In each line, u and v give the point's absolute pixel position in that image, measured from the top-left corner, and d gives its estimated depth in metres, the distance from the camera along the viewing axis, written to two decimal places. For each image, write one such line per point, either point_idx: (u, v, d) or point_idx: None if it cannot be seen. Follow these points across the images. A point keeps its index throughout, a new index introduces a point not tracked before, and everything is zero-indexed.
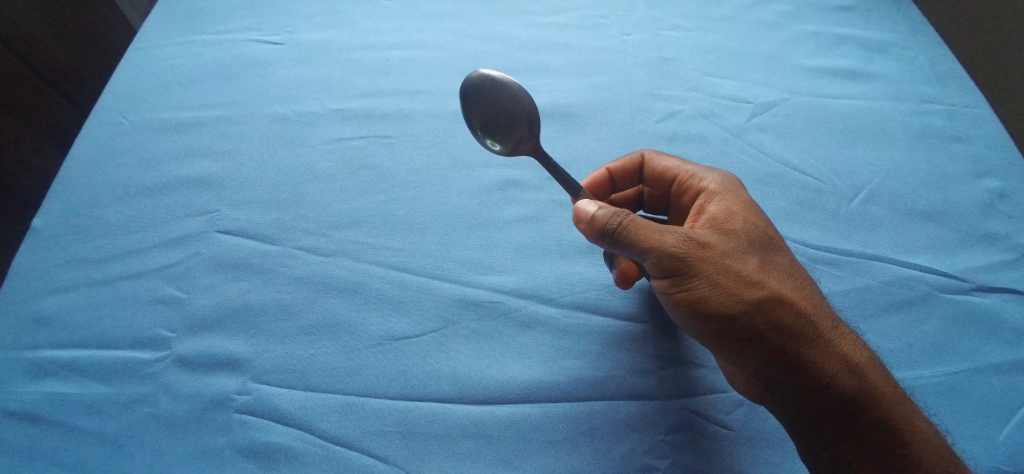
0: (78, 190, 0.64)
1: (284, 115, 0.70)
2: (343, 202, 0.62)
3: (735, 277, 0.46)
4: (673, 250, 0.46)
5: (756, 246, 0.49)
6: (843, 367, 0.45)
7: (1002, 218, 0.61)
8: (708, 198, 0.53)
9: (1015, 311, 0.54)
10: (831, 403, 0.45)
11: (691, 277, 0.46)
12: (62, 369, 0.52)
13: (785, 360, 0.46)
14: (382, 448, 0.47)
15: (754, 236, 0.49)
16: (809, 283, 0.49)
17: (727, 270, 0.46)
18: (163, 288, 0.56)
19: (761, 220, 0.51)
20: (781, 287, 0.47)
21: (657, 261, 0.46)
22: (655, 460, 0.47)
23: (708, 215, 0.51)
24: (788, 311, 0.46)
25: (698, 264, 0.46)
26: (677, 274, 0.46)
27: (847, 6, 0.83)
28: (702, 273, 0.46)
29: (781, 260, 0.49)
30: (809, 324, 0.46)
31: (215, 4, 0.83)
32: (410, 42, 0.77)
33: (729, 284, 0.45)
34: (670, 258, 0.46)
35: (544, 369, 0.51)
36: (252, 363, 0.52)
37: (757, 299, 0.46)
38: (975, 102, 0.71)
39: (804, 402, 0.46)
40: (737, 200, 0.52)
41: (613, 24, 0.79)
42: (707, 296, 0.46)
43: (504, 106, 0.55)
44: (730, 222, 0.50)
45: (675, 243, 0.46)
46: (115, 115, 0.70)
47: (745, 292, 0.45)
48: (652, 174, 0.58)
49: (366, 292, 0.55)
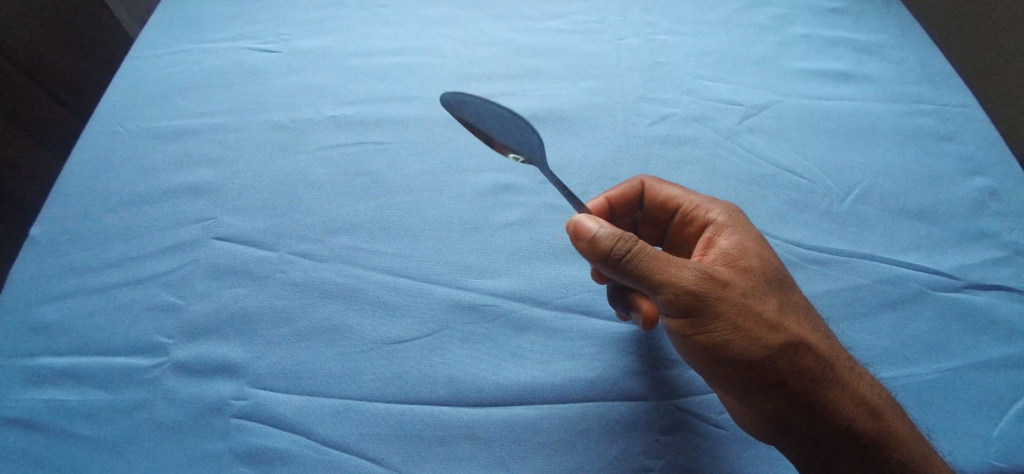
0: (76, 198, 0.64)
1: (281, 122, 0.70)
2: (339, 208, 0.62)
3: (749, 317, 0.46)
4: (688, 289, 0.45)
5: (772, 286, 0.48)
6: (859, 408, 0.45)
7: (993, 216, 0.61)
8: (717, 232, 0.53)
9: (1007, 308, 0.55)
10: (838, 445, 0.46)
11: (705, 314, 0.46)
12: (60, 376, 0.52)
13: (792, 401, 0.46)
14: (379, 451, 0.48)
15: (768, 272, 0.49)
16: (822, 324, 0.49)
17: (743, 310, 0.46)
18: (162, 294, 0.57)
19: (774, 257, 0.51)
20: (796, 328, 0.47)
21: (671, 294, 0.45)
22: (650, 461, 0.48)
23: (720, 250, 0.51)
24: (805, 353, 0.46)
25: (714, 304, 0.46)
26: (691, 310, 0.46)
27: (837, 8, 0.83)
28: (717, 311, 0.46)
29: (796, 299, 0.49)
30: (824, 367, 0.46)
31: (212, 13, 0.84)
32: (407, 48, 0.78)
33: (743, 323, 0.45)
34: (686, 294, 0.45)
35: (540, 372, 0.51)
36: (249, 368, 0.52)
37: (768, 340, 0.46)
38: (965, 102, 0.71)
39: (809, 443, 0.46)
40: (747, 236, 0.52)
41: (606, 29, 0.80)
42: (718, 333, 0.46)
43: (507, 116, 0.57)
44: (746, 259, 0.50)
45: (693, 280, 0.46)
46: (113, 123, 0.71)
47: (758, 332, 0.46)
48: (653, 200, 0.58)
49: (361, 297, 0.56)
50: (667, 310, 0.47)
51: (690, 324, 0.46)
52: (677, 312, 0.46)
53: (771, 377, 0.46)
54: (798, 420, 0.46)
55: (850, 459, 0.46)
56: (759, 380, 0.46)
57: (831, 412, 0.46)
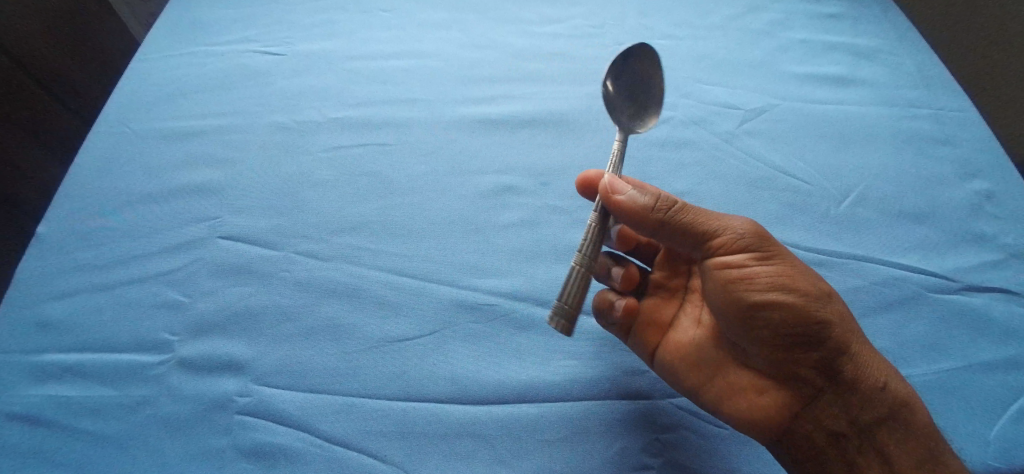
0: (81, 198, 0.65)
1: (284, 123, 0.71)
2: (342, 208, 0.63)
3: (801, 263, 0.48)
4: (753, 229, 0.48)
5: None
6: (891, 368, 0.47)
7: (990, 218, 0.62)
8: None
9: (1004, 310, 0.55)
10: (871, 403, 0.46)
11: (767, 251, 0.47)
12: (65, 372, 0.53)
13: (840, 350, 0.46)
14: (382, 448, 0.48)
15: None
16: None
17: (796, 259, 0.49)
18: (166, 292, 0.57)
19: None
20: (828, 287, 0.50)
21: (734, 231, 0.47)
22: (649, 458, 0.48)
23: None
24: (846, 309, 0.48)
25: (776, 247, 0.48)
26: (754, 245, 0.47)
27: (835, 14, 0.85)
28: (777, 251, 0.48)
29: None
30: (856, 324, 0.49)
31: (216, 16, 0.85)
32: (409, 52, 0.79)
33: (798, 266, 0.48)
34: (749, 232, 0.47)
35: (540, 371, 0.52)
36: (253, 366, 0.52)
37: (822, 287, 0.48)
38: (962, 106, 0.72)
39: (833, 402, 0.47)
40: None
41: (606, 33, 0.81)
42: (779, 272, 0.47)
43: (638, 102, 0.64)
44: None
45: (753, 222, 0.48)
46: (118, 124, 0.72)
47: (811, 275, 0.48)
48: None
49: (365, 296, 0.56)
50: (728, 249, 0.47)
51: (753, 260, 0.47)
52: (739, 249, 0.47)
53: (826, 320, 0.46)
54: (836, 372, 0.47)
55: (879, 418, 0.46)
56: (815, 324, 0.46)
57: (871, 365, 0.46)
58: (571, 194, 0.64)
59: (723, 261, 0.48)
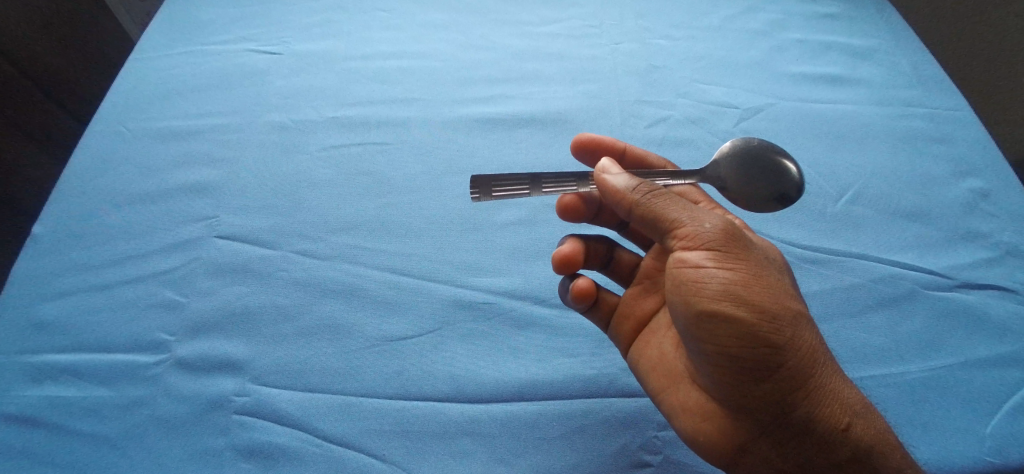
0: (77, 198, 0.64)
1: (282, 122, 0.71)
2: (341, 208, 0.63)
3: (771, 276, 0.45)
4: (720, 229, 0.45)
5: (779, 266, 0.50)
6: (864, 406, 0.44)
7: (984, 216, 0.62)
8: None
9: (999, 306, 0.56)
10: (825, 444, 0.43)
11: (733, 255, 0.44)
12: (62, 372, 0.52)
13: (796, 381, 0.43)
14: (380, 447, 0.48)
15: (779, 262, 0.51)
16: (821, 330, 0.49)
17: (766, 270, 0.45)
18: (163, 292, 0.57)
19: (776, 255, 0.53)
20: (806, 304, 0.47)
21: (702, 226, 0.45)
22: (648, 456, 0.48)
23: None
24: (818, 335, 0.45)
25: (742, 252, 0.45)
26: (722, 246, 0.44)
27: (831, 14, 0.85)
28: (743, 257, 0.45)
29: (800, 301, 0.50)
30: (829, 351, 0.46)
31: (214, 15, 0.85)
32: (408, 52, 0.79)
33: (767, 278, 0.45)
34: (718, 230, 0.45)
35: (539, 369, 0.52)
36: (251, 365, 0.52)
37: (788, 305, 0.44)
38: (957, 105, 0.73)
39: (786, 441, 0.44)
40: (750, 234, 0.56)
41: (605, 33, 0.81)
42: (740, 282, 0.43)
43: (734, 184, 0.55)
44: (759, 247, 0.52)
45: (721, 221, 0.46)
46: (116, 124, 0.71)
47: (780, 291, 0.45)
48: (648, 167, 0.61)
49: (363, 295, 0.56)
50: (689, 246, 0.45)
51: (712, 263, 0.44)
52: (701, 249, 0.44)
53: (784, 341, 0.43)
54: (789, 407, 0.43)
55: (835, 462, 0.43)
56: (767, 346, 0.42)
57: (832, 405, 0.43)
58: None
59: (682, 260, 0.45)
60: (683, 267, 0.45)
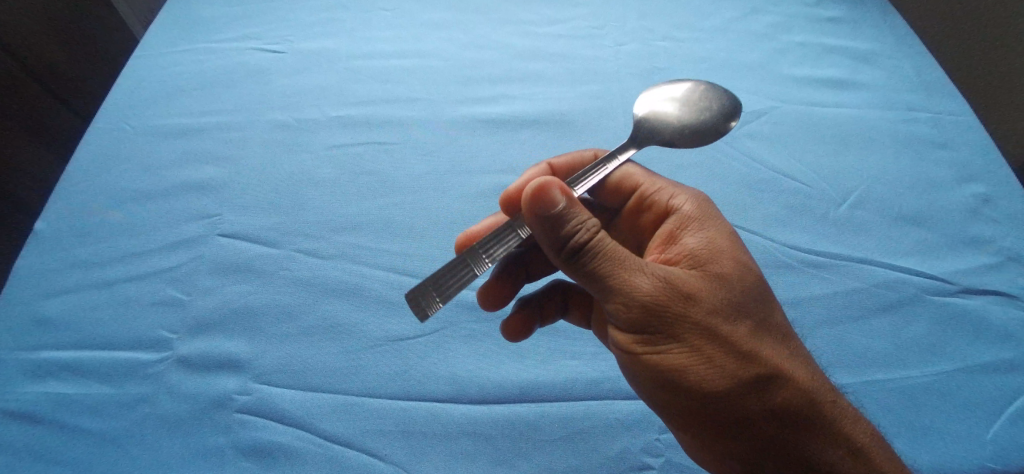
0: (79, 195, 0.64)
1: (284, 121, 0.71)
2: (343, 207, 0.63)
3: (709, 342, 0.41)
4: (648, 301, 0.41)
5: (739, 307, 0.43)
6: (848, 456, 0.41)
7: (987, 221, 0.62)
8: (681, 226, 0.49)
9: (1001, 312, 0.56)
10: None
11: (659, 332, 0.41)
12: (63, 370, 0.52)
13: (756, 450, 0.42)
14: (382, 447, 0.48)
15: (739, 286, 0.44)
16: (803, 356, 0.44)
17: (707, 331, 0.41)
18: (165, 290, 0.57)
19: (743, 268, 0.45)
20: (767, 354, 0.42)
21: (625, 303, 0.41)
22: (649, 458, 0.48)
23: (684, 249, 0.47)
24: (783, 390, 0.41)
25: (676, 323, 0.41)
26: (641, 325, 0.42)
27: (834, 17, 0.85)
28: (670, 330, 0.41)
29: (770, 324, 0.44)
30: (800, 400, 0.42)
31: (216, 13, 0.85)
32: (410, 51, 0.79)
33: (705, 347, 0.41)
34: (638, 307, 0.41)
35: (540, 371, 0.52)
36: (253, 364, 0.52)
37: (734, 372, 0.41)
38: (959, 110, 0.73)
39: None
40: (716, 230, 0.48)
41: (608, 35, 0.81)
42: (673, 357, 0.42)
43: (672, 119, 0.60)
44: (716, 261, 0.45)
45: (651, 289, 0.41)
46: (118, 121, 0.71)
47: (721, 360, 0.41)
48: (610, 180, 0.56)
49: (366, 295, 0.56)
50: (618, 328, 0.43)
51: (639, 344, 0.43)
52: (626, 332, 0.43)
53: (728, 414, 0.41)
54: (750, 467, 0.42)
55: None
56: (714, 423, 0.42)
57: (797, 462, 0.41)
58: None
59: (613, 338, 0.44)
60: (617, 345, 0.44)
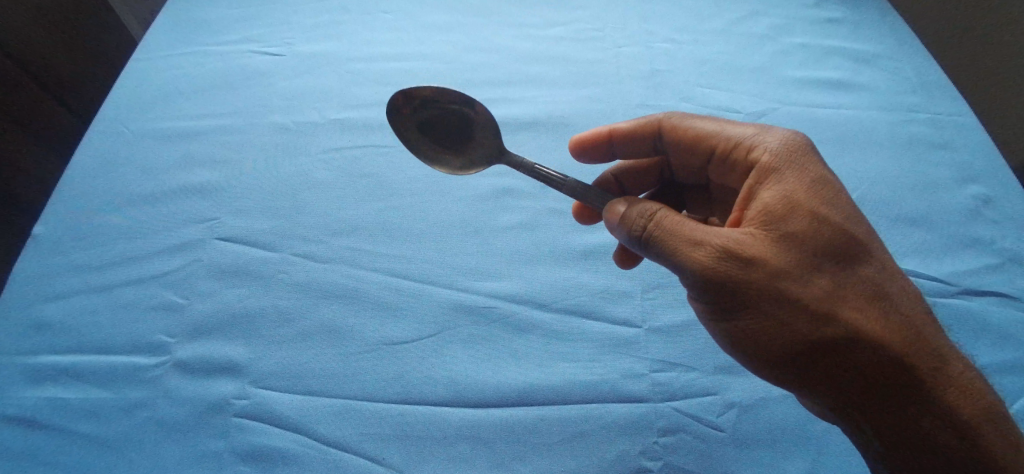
0: (78, 198, 0.64)
1: (284, 124, 0.71)
2: (342, 210, 0.63)
3: (783, 310, 0.39)
4: (709, 270, 0.39)
5: (817, 267, 0.39)
6: (936, 419, 0.40)
7: (987, 223, 0.62)
8: (760, 180, 0.43)
9: (1001, 314, 0.56)
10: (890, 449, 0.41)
11: (729, 303, 0.40)
12: (62, 374, 0.52)
13: (843, 406, 0.41)
14: (381, 451, 0.48)
15: (821, 247, 0.39)
16: (899, 314, 0.40)
17: (779, 298, 0.38)
18: (164, 293, 0.57)
19: (826, 224, 0.40)
20: (849, 318, 0.39)
21: (686, 278, 0.40)
22: (648, 461, 0.48)
23: (760, 206, 0.41)
24: (865, 353, 0.39)
25: (744, 291, 0.39)
26: (711, 297, 0.40)
27: (834, 19, 0.85)
28: (739, 300, 0.39)
29: (861, 280, 0.40)
30: (883, 363, 0.39)
31: (217, 16, 0.85)
32: (411, 54, 0.79)
33: (779, 313, 0.39)
34: (701, 282, 0.39)
35: (539, 374, 0.52)
36: (251, 368, 0.52)
37: (811, 338, 0.39)
38: (960, 111, 0.73)
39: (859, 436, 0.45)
40: (797, 184, 0.41)
41: (607, 37, 0.81)
42: (744, 324, 0.41)
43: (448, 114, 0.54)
44: (793, 222, 0.40)
45: (708, 262, 0.39)
46: (117, 124, 0.71)
47: (792, 326, 0.39)
48: (682, 134, 0.50)
49: (365, 298, 0.56)
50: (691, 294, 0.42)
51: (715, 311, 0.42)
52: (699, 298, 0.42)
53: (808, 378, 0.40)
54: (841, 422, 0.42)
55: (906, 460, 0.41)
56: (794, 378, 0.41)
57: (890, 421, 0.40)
58: (570, 197, 0.65)
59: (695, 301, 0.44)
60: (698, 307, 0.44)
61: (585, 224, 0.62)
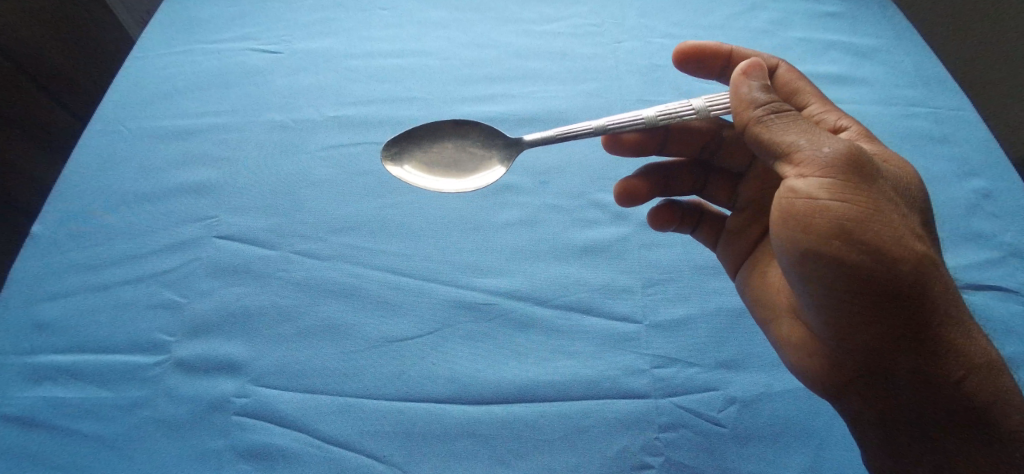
0: (76, 197, 0.64)
1: (282, 121, 0.71)
2: (341, 208, 0.63)
3: (898, 213, 0.39)
4: (848, 153, 0.39)
5: (913, 202, 0.43)
6: (981, 364, 0.40)
7: (987, 217, 0.62)
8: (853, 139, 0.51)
9: (1002, 308, 0.56)
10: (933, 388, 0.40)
11: (859, 192, 0.38)
12: (61, 373, 0.52)
13: (914, 327, 0.40)
14: (381, 449, 0.48)
15: (913, 189, 0.45)
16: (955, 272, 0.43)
17: (896, 204, 0.39)
18: (163, 292, 0.57)
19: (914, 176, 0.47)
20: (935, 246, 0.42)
21: (820, 153, 0.39)
22: (649, 457, 0.48)
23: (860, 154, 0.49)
24: (945, 278, 0.40)
25: (873, 186, 0.39)
26: (842, 180, 0.38)
27: (833, 13, 0.85)
28: (867, 188, 0.38)
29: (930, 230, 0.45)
30: (954, 296, 0.40)
31: (214, 13, 0.84)
32: (409, 50, 0.79)
33: (892, 213, 0.39)
34: (839, 160, 0.38)
35: (539, 370, 0.52)
36: (251, 366, 0.52)
37: (919, 246, 0.39)
38: (959, 105, 0.73)
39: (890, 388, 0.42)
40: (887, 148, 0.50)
41: (606, 32, 0.81)
42: (852, 212, 0.38)
43: (450, 154, 0.56)
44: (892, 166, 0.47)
45: (846, 147, 0.39)
46: (115, 123, 0.71)
47: (902, 228, 0.39)
48: (779, 89, 0.58)
49: (364, 295, 0.56)
50: (801, 174, 0.39)
51: (827, 193, 0.38)
52: (815, 177, 0.39)
53: (901, 288, 0.39)
54: (896, 354, 0.41)
55: (940, 404, 0.41)
56: (880, 288, 0.39)
57: (945, 357, 0.40)
58: (570, 193, 0.64)
59: (791, 189, 0.40)
60: (790, 199, 0.40)
61: (585, 220, 0.62)
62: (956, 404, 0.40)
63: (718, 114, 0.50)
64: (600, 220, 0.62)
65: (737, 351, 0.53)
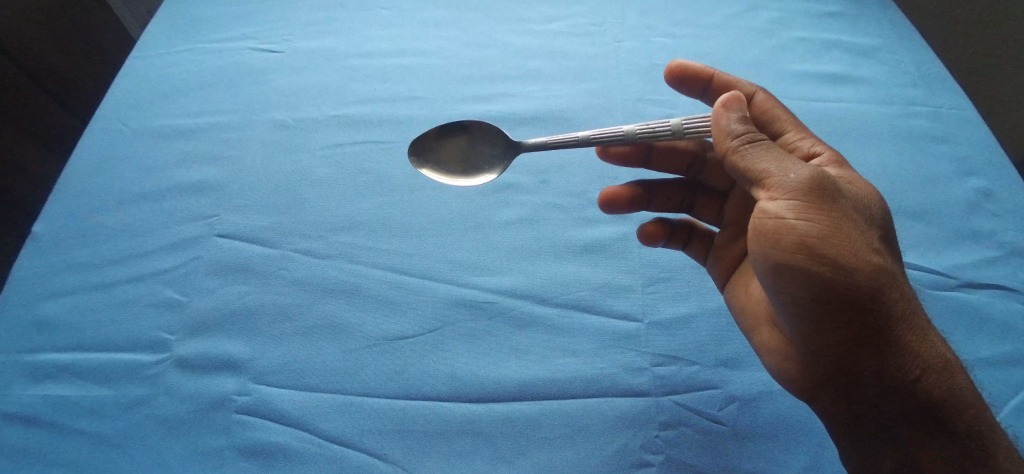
0: (77, 196, 0.64)
1: (283, 121, 0.71)
2: (341, 207, 0.63)
3: (861, 232, 0.41)
4: (813, 177, 0.40)
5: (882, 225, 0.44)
6: (945, 377, 0.41)
7: (987, 216, 0.62)
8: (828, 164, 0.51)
9: (1002, 307, 0.56)
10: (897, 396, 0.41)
11: (823, 212, 0.40)
12: (62, 371, 0.52)
13: (877, 340, 0.41)
14: (381, 447, 0.48)
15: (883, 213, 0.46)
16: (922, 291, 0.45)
17: (859, 224, 0.41)
18: (164, 291, 0.57)
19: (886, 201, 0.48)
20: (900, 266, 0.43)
21: (786, 176, 0.40)
22: (650, 455, 0.48)
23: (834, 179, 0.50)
24: (906, 296, 0.41)
25: (836, 207, 0.40)
26: (807, 201, 0.40)
27: (833, 12, 0.85)
28: (830, 209, 0.40)
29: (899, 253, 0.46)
30: (917, 312, 0.41)
31: (215, 13, 0.84)
32: (409, 49, 0.79)
33: (855, 233, 0.40)
34: (804, 183, 0.40)
35: (539, 368, 0.52)
36: (252, 364, 0.52)
37: (881, 265, 0.40)
38: (959, 105, 0.73)
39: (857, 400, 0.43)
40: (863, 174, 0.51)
41: (606, 31, 0.81)
42: (818, 230, 0.39)
43: (463, 149, 0.59)
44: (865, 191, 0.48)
45: (811, 171, 0.41)
46: (116, 122, 0.71)
47: (864, 246, 0.40)
48: (758, 115, 0.57)
49: (365, 294, 0.56)
50: (772, 196, 0.41)
51: (795, 214, 0.40)
52: (785, 198, 0.40)
53: (864, 303, 0.40)
54: (862, 366, 0.42)
55: (905, 410, 0.41)
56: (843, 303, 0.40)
57: (908, 370, 0.41)
58: (570, 192, 0.65)
59: (762, 209, 0.41)
60: (761, 218, 0.41)
61: (585, 219, 0.62)
62: (920, 411, 0.41)
63: (694, 135, 0.49)
64: (601, 219, 0.62)
65: (736, 350, 0.54)
